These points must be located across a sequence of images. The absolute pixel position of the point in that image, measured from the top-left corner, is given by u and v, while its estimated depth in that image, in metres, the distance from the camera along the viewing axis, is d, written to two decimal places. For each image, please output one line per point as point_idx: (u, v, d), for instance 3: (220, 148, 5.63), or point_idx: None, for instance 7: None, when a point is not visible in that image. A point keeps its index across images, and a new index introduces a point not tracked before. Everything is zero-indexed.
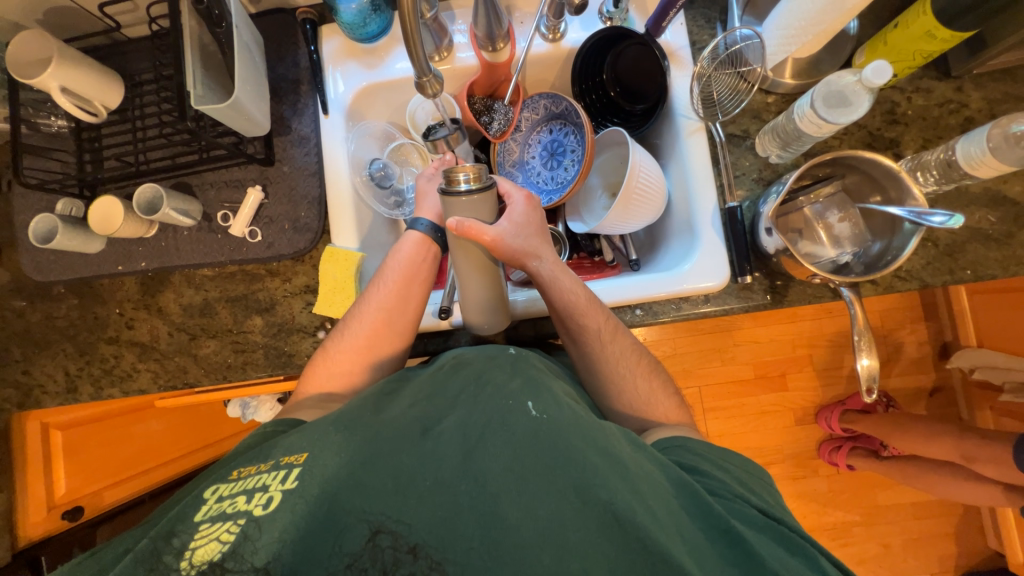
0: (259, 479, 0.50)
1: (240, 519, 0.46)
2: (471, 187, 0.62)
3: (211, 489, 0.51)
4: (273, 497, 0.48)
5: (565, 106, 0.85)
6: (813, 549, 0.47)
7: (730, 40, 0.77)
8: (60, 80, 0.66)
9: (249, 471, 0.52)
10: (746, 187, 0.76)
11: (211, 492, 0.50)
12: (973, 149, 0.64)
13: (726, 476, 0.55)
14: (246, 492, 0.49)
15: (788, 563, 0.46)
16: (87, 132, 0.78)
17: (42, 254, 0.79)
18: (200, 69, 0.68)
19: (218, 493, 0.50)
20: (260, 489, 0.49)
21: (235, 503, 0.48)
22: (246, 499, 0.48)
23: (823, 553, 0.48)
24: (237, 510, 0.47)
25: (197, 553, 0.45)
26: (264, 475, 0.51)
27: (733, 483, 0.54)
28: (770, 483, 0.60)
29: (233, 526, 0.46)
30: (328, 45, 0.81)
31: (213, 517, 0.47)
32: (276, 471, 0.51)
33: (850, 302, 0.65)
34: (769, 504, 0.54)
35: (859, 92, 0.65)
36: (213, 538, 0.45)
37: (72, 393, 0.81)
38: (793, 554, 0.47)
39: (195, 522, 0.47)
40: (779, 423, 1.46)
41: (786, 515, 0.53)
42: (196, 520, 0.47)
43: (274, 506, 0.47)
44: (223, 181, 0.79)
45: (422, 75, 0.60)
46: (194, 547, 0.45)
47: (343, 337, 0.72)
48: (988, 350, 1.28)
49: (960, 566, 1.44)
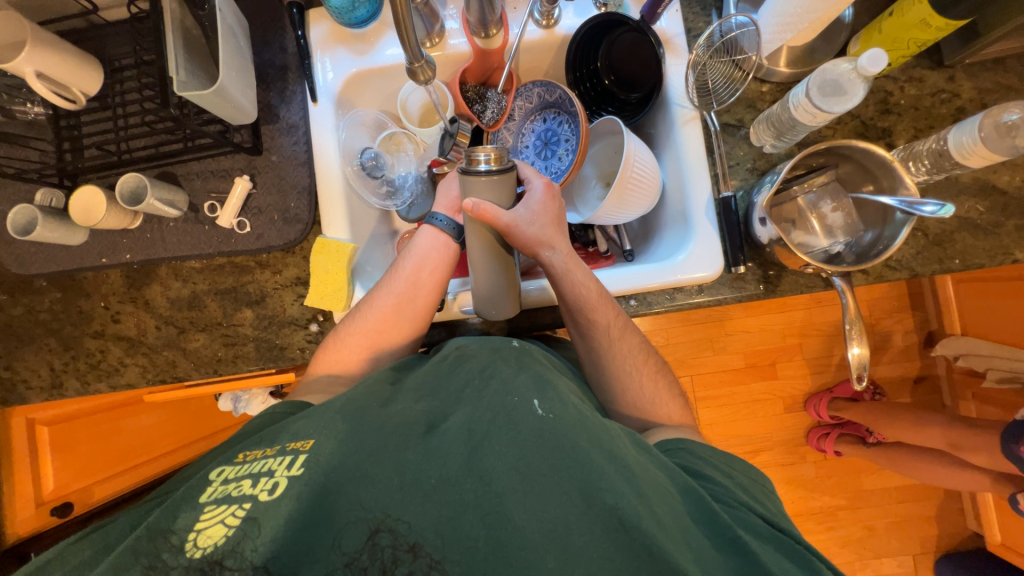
0: (265, 464, 0.50)
1: (245, 503, 0.46)
2: (491, 167, 0.65)
3: (216, 471, 0.51)
4: (279, 483, 0.47)
5: (559, 94, 0.84)
6: (813, 558, 0.48)
7: (725, 28, 0.76)
8: (33, 64, 0.64)
9: (255, 455, 0.52)
10: (740, 176, 0.76)
11: (217, 474, 0.50)
12: (964, 139, 0.64)
13: (729, 483, 0.56)
14: (251, 476, 0.49)
15: (791, 573, 0.47)
16: (66, 120, 0.76)
17: (22, 247, 0.77)
18: (183, 54, 0.66)
19: (223, 475, 0.50)
20: (266, 474, 0.48)
21: (240, 487, 0.47)
22: (252, 484, 0.48)
23: (823, 562, 0.49)
24: (242, 494, 0.47)
25: (201, 538, 0.44)
26: (270, 459, 0.50)
27: (736, 490, 0.55)
28: (771, 491, 0.61)
29: (238, 510, 0.45)
30: (317, 30, 0.79)
31: (218, 500, 0.47)
32: (282, 456, 0.50)
33: (842, 292, 0.65)
34: (770, 512, 0.54)
35: (854, 80, 0.64)
36: (219, 521, 0.45)
37: (57, 388, 0.79)
38: (795, 563, 0.48)
39: (200, 504, 0.47)
40: (769, 411, 1.48)
41: (788, 525, 0.54)
42: (201, 502, 0.47)
43: (280, 492, 0.46)
44: (209, 171, 0.77)
45: (414, 61, 0.58)
46: (198, 532, 0.44)
47: (354, 320, 0.72)
48: (972, 339, 1.31)
49: (940, 547, 1.49)
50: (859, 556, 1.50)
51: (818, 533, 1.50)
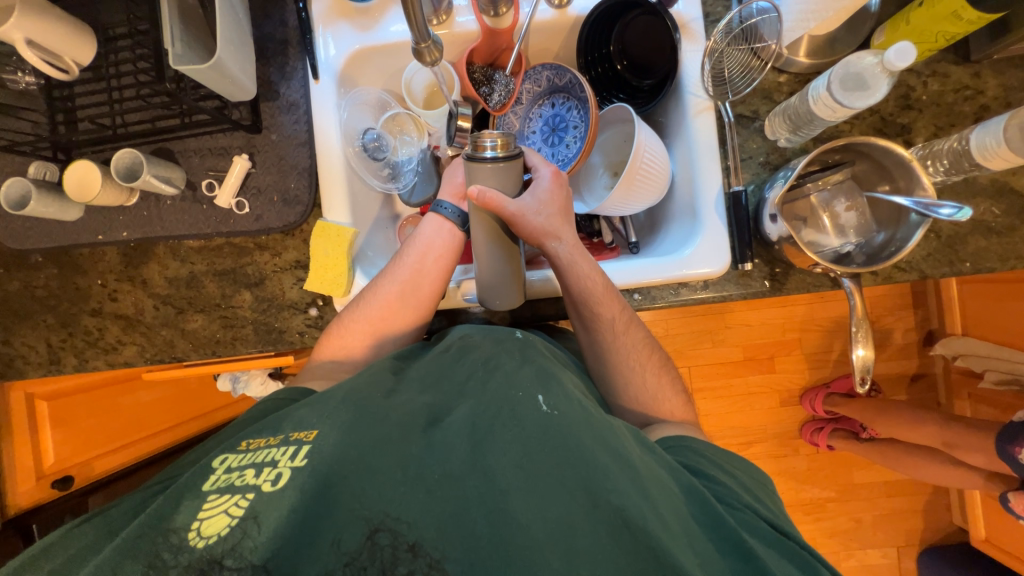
0: (268, 453, 0.49)
1: (248, 494, 0.45)
2: (497, 154, 0.62)
3: (219, 460, 0.51)
4: (282, 474, 0.47)
5: (568, 78, 0.81)
6: (815, 563, 0.49)
7: (745, 14, 0.73)
8: (23, 30, 0.61)
9: (258, 443, 0.52)
10: (751, 170, 0.74)
11: (221, 462, 0.50)
12: (988, 139, 0.62)
13: (732, 483, 0.56)
14: (254, 466, 0.48)
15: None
16: (58, 90, 0.73)
17: (16, 221, 0.76)
18: (179, 25, 0.64)
19: (226, 464, 0.50)
20: (269, 465, 0.48)
21: (243, 477, 0.47)
22: (255, 474, 0.47)
23: (825, 566, 0.49)
24: (246, 484, 0.46)
25: (205, 528, 0.44)
26: (273, 449, 0.50)
27: (739, 491, 0.55)
28: (772, 491, 0.62)
29: (241, 500, 0.45)
30: (318, 4, 0.76)
31: (221, 489, 0.46)
32: (286, 446, 0.50)
33: (850, 292, 0.64)
34: (772, 514, 0.55)
35: (878, 75, 0.62)
36: (222, 512, 0.45)
37: (55, 364, 0.79)
38: (798, 569, 0.48)
39: (204, 493, 0.47)
40: (766, 403, 1.49)
41: (789, 527, 0.54)
42: (204, 491, 0.47)
43: (283, 483, 0.46)
44: (207, 148, 0.75)
45: (421, 41, 0.56)
46: (201, 524, 0.44)
47: (357, 308, 0.71)
48: (973, 339, 1.30)
49: (925, 539, 1.52)
50: (845, 547, 1.52)
51: (807, 523, 1.52)
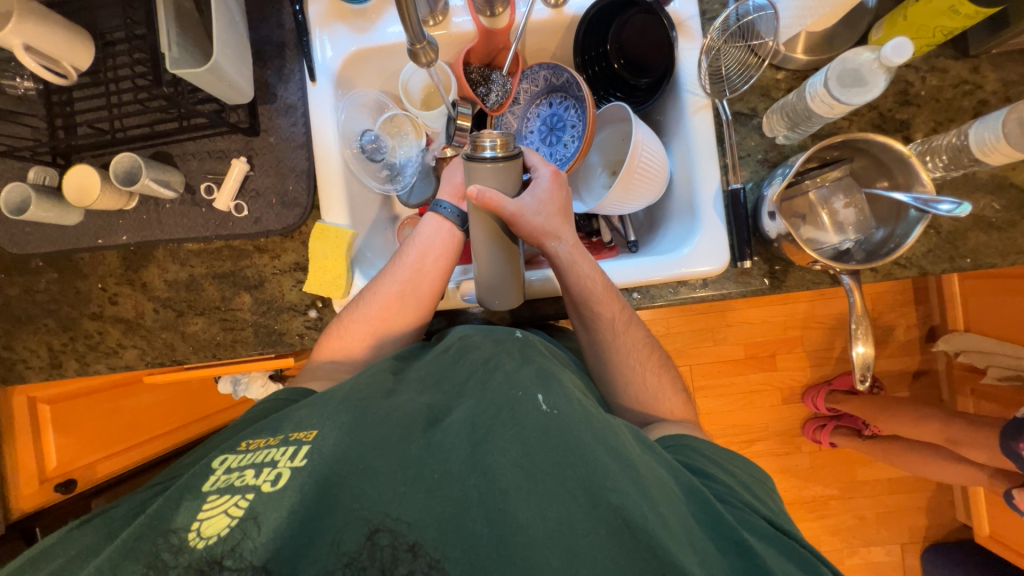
0: (268, 454, 0.50)
1: (248, 494, 0.46)
2: (496, 154, 0.62)
3: (218, 461, 0.51)
4: (281, 474, 0.47)
5: (566, 78, 0.81)
6: (815, 560, 0.48)
7: (742, 11, 0.72)
8: (22, 36, 0.62)
9: (258, 444, 0.52)
10: (750, 168, 0.74)
11: (221, 462, 0.50)
12: (986, 135, 0.62)
13: (732, 482, 0.56)
14: (254, 466, 0.48)
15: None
16: (57, 95, 0.73)
17: (16, 227, 0.76)
18: (175, 29, 0.64)
19: (226, 465, 0.50)
20: (269, 465, 0.48)
21: (243, 478, 0.47)
22: (254, 474, 0.47)
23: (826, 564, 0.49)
24: (245, 484, 0.46)
25: (205, 529, 0.44)
26: (273, 449, 0.50)
27: (739, 489, 0.55)
28: (772, 489, 0.61)
29: (241, 501, 0.45)
30: (315, 6, 0.76)
31: (221, 490, 0.47)
32: (285, 446, 0.50)
33: (850, 289, 0.64)
34: (772, 512, 0.54)
35: (876, 71, 0.62)
36: (222, 512, 0.45)
37: (57, 368, 0.80)
38: (798, 566, 0.48)
39: (204, 493, 0.47)
40: (768, 401, 1.49)
41: (789, 525, 0.54)
42: (204, 491, 0.47)
43: (283, 483, 0.46)
44: (205, 151, 0.75)
45: (416, 41, 0.56)
46: (201, 525, 0.44)
47: (357, 309, 0.71)
48: (975, 335, 1.30)
49: (928, 536, 1.52)
50: (848, 545, 1.52)
51: (810, 521, 1.52)
